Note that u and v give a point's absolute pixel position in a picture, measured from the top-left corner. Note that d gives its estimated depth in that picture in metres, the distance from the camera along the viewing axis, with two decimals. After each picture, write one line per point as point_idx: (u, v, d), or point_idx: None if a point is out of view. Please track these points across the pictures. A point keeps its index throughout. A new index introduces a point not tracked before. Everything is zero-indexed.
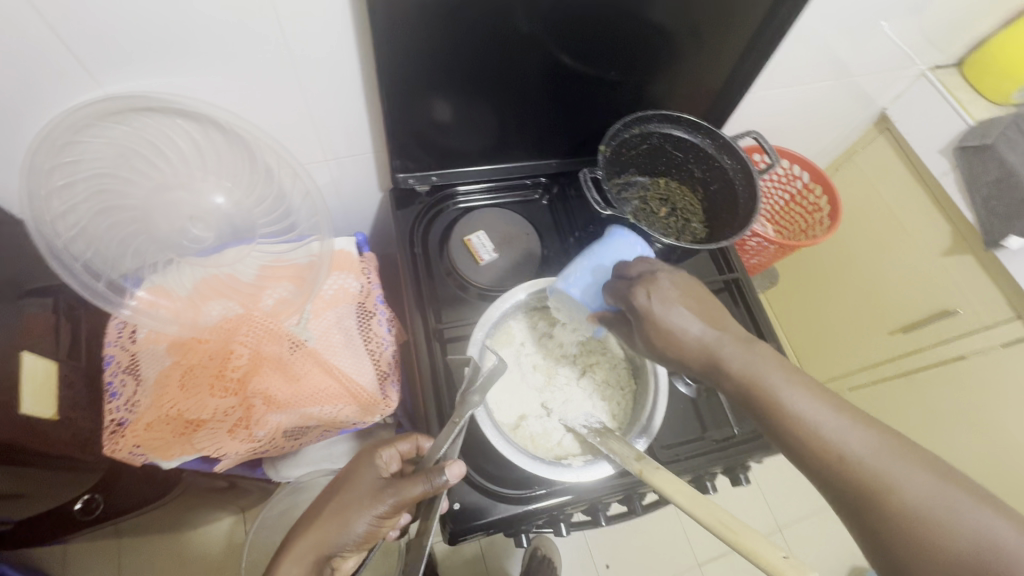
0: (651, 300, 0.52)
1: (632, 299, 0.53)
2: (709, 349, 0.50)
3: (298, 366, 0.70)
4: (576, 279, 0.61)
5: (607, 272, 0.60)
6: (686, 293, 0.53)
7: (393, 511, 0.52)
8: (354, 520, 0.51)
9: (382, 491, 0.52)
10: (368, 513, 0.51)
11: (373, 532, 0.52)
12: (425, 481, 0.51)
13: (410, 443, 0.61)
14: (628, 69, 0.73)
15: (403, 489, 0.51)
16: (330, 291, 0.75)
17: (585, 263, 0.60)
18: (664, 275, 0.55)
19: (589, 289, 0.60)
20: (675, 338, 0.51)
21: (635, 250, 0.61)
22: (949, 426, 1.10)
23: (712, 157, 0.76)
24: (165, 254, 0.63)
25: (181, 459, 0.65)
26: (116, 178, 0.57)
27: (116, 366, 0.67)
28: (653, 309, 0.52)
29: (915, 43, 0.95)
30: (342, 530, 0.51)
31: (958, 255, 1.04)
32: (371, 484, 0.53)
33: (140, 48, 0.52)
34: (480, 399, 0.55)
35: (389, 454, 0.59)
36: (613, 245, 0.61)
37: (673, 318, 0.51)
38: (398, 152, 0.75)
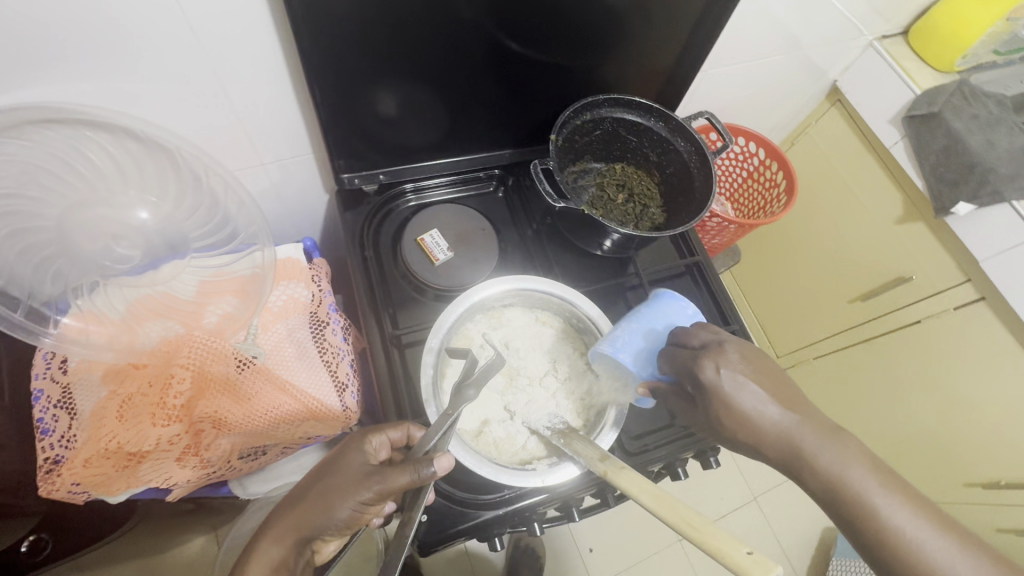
0: (721, 375, 0.48)
1: (699, 372, 0.49)
2: (789, 437, 0.45)
3: (247, 385, 0.66)
4: (624, 343, 0.57)
5: (660, 337, 0.57)
6: (759, 368, 0.49)
7: (378, 498, 0.49)
8: (338, 505, 0.48)
9: (367, 478, 0.49)
10: (353, 499, 0.48)
11: (357, 518, 0.49)
12: (412, 472, 0.48)
13: (401, 431, 0.57)
14: (576, 53, 0.70)
15: (391, 477, 0.48)
16: (278, 302, 0.72)
17: (634, 326, 0.58)
18: (732, 345, 0.50)
19: (640, 354, 0.57)
20: (749, 421, 0.47)
21: (688, 314, 0.59)
22: (909, 390, 1.13)
23: (666, 140, 0.74)
24: (89, 277, 0.58)
25: (128, 492, 0.63)
26: (24, 198, 0.52)
27: (46, 401, 0.62)
28: (722, 386, 0.48)
29: (863, 14, 0.95)
30: (324, 513, 0.48)
31: (911, 223, 1.06)
32: (359, 469, 0.51)
33: (29, 50, 0.47)
34: (475, 393, 0.55)
35: (379, 441, 0.55)
36: (662, 307, 0.59)
37: (744, 396, 0.47)
38: (341, 150, 0.71)
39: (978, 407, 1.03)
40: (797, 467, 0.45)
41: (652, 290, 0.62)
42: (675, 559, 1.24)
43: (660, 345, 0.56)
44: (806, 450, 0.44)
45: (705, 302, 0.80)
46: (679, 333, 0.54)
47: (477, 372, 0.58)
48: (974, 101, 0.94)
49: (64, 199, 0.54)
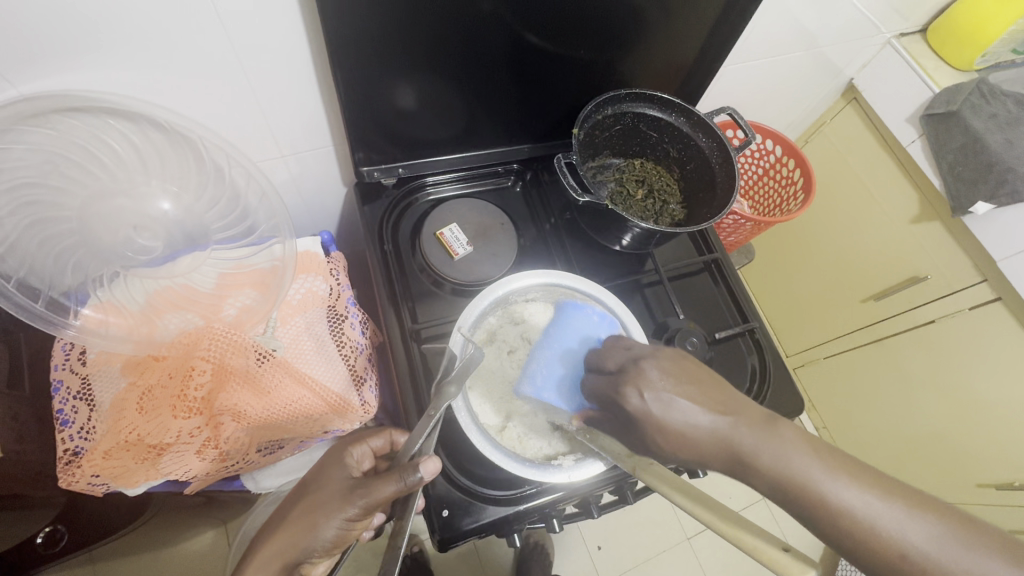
0: (645, 401, 0.44)
1: (624, 403, 0.45)
2: (726, 443, 0.41)
3: (267, 378, 0.66)
4: (545, 377, 0.57)
5: (577, 360, 0.57)
6: (682, 377, 0.44)
7: (364, 513, 0.48)
8: (323, 523, 0.47)
9: (350, 494, 0.48)
10: (338, 516, 0.47)
11: (343, 536, 0.48)
12: (398, 481, 0.48)
13: (383, 439, 0.60)
14: (598, 47, 0.70)
15: (378, 490, 0.48)
16: (297, 296, 0.71)
17: (548, 355, 0.58)
18: (650, 362, 0.46)
19: (562, 385, 0.56)
20: (687, 439, 0.42)
21: (595, 321, 0.60)
22: (922, 389, 1.13)
23: (687, 136, 0.74)
24: (109, 267, 0.58)
25: (147, 484, 0.62)
26: (47, 188, 0.52)
27: (65, 392, 0.62)
28: (651, 412, 0.43)
29: (882, 13, 0.94)
30: (310, 533, 0.47)
31: (927, 222, 1.05)
32: (342, 485, 0.50)
33: (55, 40, 0.47)
34: (457, 390, 0.53)
35: (361, 452, 0.56)
36: (569, 322, 0.60)
37: (675, 414, 0.43)
38: (361, 143, 0.70)
39: (996, 407, 1.02)
40: (741, 471, 0.41)
41: (560, 305, 0.63)
42: (683, 557, 1.24)
43: (578, 370, 0.56)
44: (747, 451, 0.40)
45: (723, 299, 0.79)
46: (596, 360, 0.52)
47: (458, 366, 0.55)
48: (993, 100, 0.92)
49: (87, 190, 0.54)
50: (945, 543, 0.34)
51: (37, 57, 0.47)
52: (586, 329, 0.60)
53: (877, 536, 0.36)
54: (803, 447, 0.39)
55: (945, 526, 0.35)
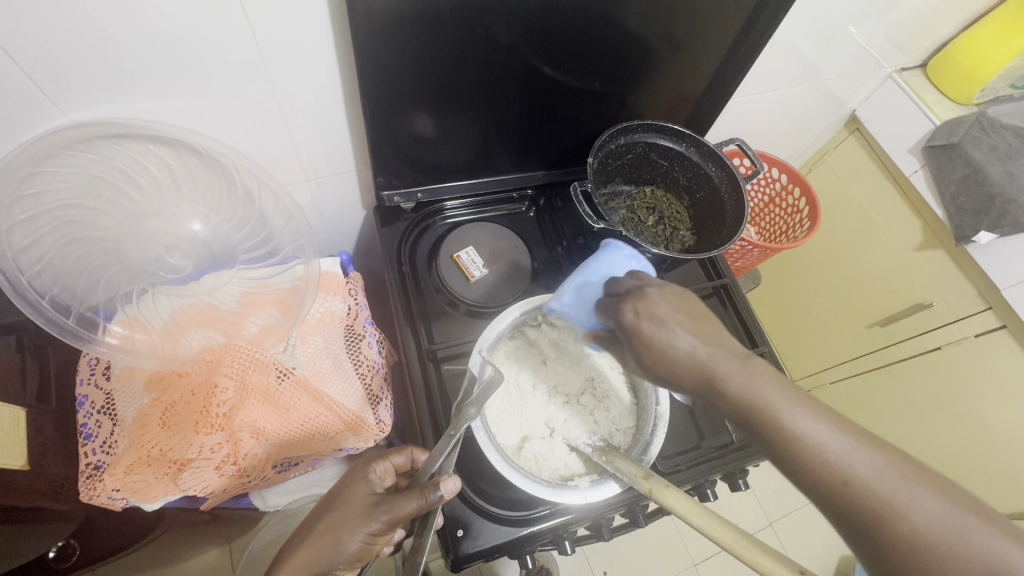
0: (639, 318, 0.48)
1: (620, 317, 0.50)
2: (702, 365, 0.45)
3: (286, 396, 0.67)
4: (567, 298, 0.59)
5: (597, 290, 0.56)
6: (677, 307, 0.49)
7: (387, 528, 0.49)
8: (348, 538, 0.48)
9: (374, 508, 0.49)
10: (362, 530, 0.48)
11: (366, 551, 0.49)
12: (419, 498, 0.49)
13: (404, 457, 0.60)
14: (610, 80, 0.73)
15: (400, 505, 0.49)
16: (317, 314, 0.72)
17: (575, 279, 0.57)
18: (653, 289, 0.50)
19: (580, 307, 0.58)
20: (662, 355, 0.47)
21: (631, 264, 0.57)
22: (930, 416, 1.13)
23: (697, 165, 0.76)
24: (138, 284, 0.61)
25: (165, 498, 0.63)
26: (84, 209, 0.55)
27: (90, 406, 0.63)
28: (643, 328, 0.48)
29: (883, 48, 0.97)
30: (333, 548, 0.48)
31: (931, 250, 1.07)
32: (363, 501, 0.51)
33: (105, 73, 0.50)
34: (476, 412, 0.53)
35: (383, 468, 0.58)
36: (605, 258, 0.57)
37: (665, 335, 0.47)
38: (382, 166, 0.73)
39: (1009, 436, 1.01)
40: (711, 394, 0.45)
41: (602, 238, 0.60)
42: None
43: (595, 299, 0.56)
44: (719, 373, 0.44)
45: (732, 323, 0.81)
46: (608, 284, 0.54)
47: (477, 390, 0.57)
48: (993, 132, 0.96)
49: (122, 210, 0.57)
50: (886, 474, 0.37)
51: (90, 89, 0.50)
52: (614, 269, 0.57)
53: (825, 461, 0.39)
54: (772, 379, 0.43)
55: (889, 461, 0.38)
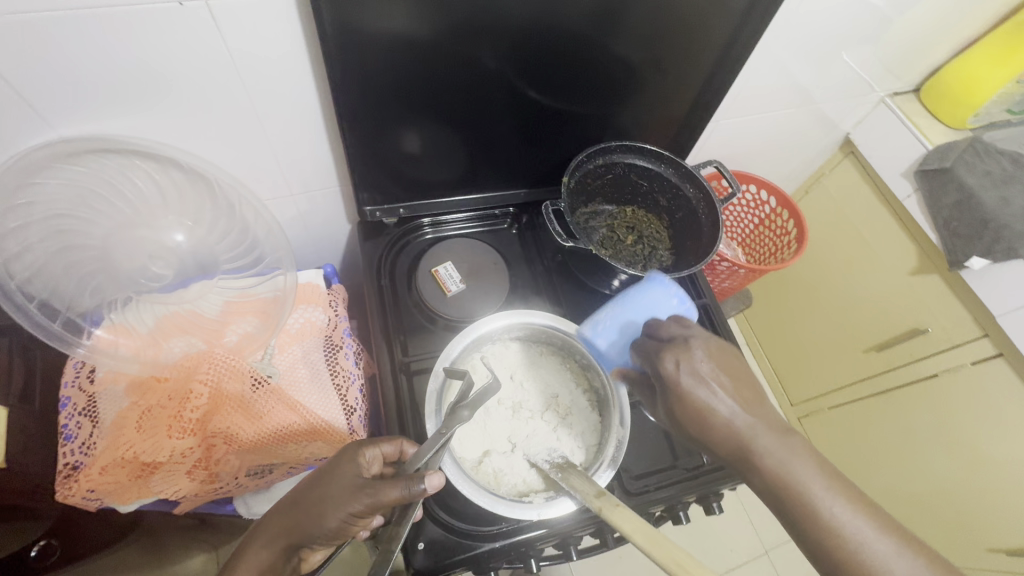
0: (680, 370, 0.49)
1: (660, 365, 0.50)
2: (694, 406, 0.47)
3: (260, 403, 0.69)
4: (603, 330, 0.57)
5: (638, 328, 0.56)
6: (719, 366, 0.49)
7: (368, 511, 0.48)
8: (330, 513, 0.47)
9: (358, 488, 0.48)
10: (345, 508, 0.48)
11: (345, 529, 0.49)
12: (403, 487, 0.49)
13: (394, 446, 0.57)
14: (590, 102, 0.74)
15: (384, 491, 0.49)
16: (295, 325, 0.74)
17: (616, 312, 0.57)
18: (698, 342, 0.51)
19: (616, 342, 0.57)
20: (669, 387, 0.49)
21: (672, 303, 0.57)
22: (926, 445, 1.10)
23: (675, 185, 0.77)
24: (124, 292, 0.64)
25: (138, 501, 0.65)
26: (76, 219, 0.58)
27: (72, 408, 0.65)
28: (682, 381, 0.48)
29: (875, 71, 0.98)
30: (316, 521, 0.47)
31: (925, 274, 1.06)
32: (350, 480, 0.50)
33: (96, 92, 0.53)
34: (468, 415, 0.54)
35: (372, 454, 0.55)
36: (647, 294, 0.57)
37: (701, 394, 0.48)
38: (367, 182, 0.75)
39: (1008, 469, 0.98)
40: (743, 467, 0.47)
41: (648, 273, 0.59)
42: None
43: (635, 338, 0.55)
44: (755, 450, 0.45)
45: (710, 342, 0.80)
46: (651, 324, 0.54)
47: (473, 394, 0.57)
48: (987, 158, 0.94)
49: (113, 221, 0.60)
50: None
51: (84, 106, 0.54)
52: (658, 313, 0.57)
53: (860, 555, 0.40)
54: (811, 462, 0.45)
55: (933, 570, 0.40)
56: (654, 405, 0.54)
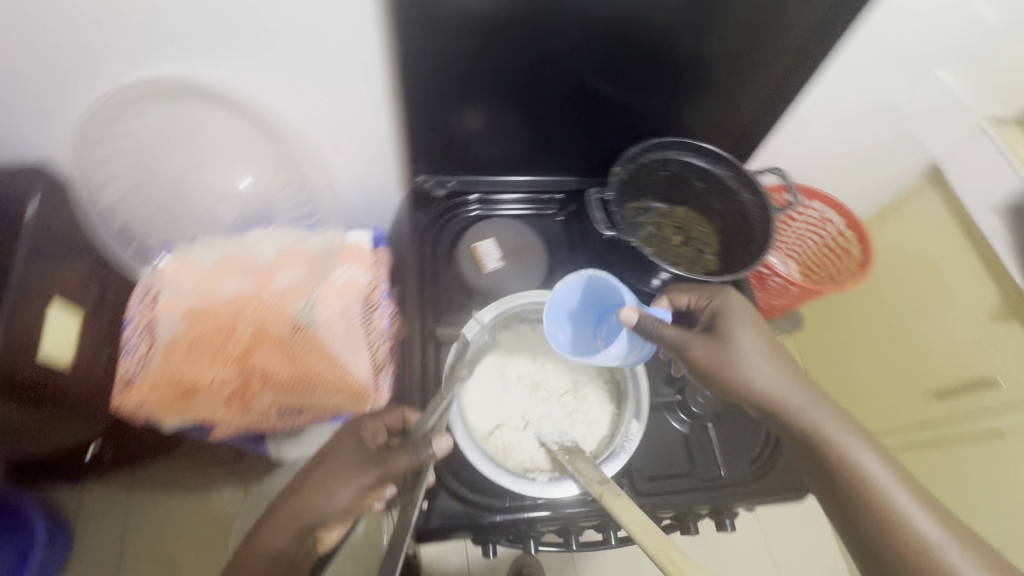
0: (728, 300, 0.62)
1: (717, 295, 0.63)
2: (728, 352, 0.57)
3: (296, 347, 0.73)
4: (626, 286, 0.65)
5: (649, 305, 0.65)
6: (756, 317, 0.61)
7: (376, 483, 0.53)
8: (339, 490, 0.53)
9: (366, 464, 0.53)
10: (353, 485, 0.53)
11: (356, 504, 0.54)
12: (412, 454, 0.52)
13: (397, 417, 0.59)
14: (653, 95, 0.73)
15: (392, 462, 0.52)
16: (339, 280, 0.77)
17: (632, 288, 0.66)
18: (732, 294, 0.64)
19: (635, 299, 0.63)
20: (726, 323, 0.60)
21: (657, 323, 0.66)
22: (977, 511, 0.97)
23: (732, 190, 0.74)
24: (192, 228, 0.72)
25: (179, 421, 0.71)
26: (156, 154, 0.64)
27: (135, 324, 0.70)
28: (731, 307, 0.61)
29: (978, 92, 0.89)
30: (326, 498, 0.53)
31: (1004, 323, 0.91)
32: (356, 456, 0.55)
33: (185, 36, 0.54)
34: (467, 373, 0.55)
35: (374, 426, 0.58)
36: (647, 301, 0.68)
37: (743, 325, 0.60)
38: (424, 149, 0.76)
39: None
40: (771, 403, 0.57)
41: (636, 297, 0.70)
42: None
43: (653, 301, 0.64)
44: None
45: None
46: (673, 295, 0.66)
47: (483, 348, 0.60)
48: None
49: (187, 160, 0.66)
50: None
51: (172, 47, 0.55)
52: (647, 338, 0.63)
53: None
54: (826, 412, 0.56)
55: None
56: (696, 344, 0.58)
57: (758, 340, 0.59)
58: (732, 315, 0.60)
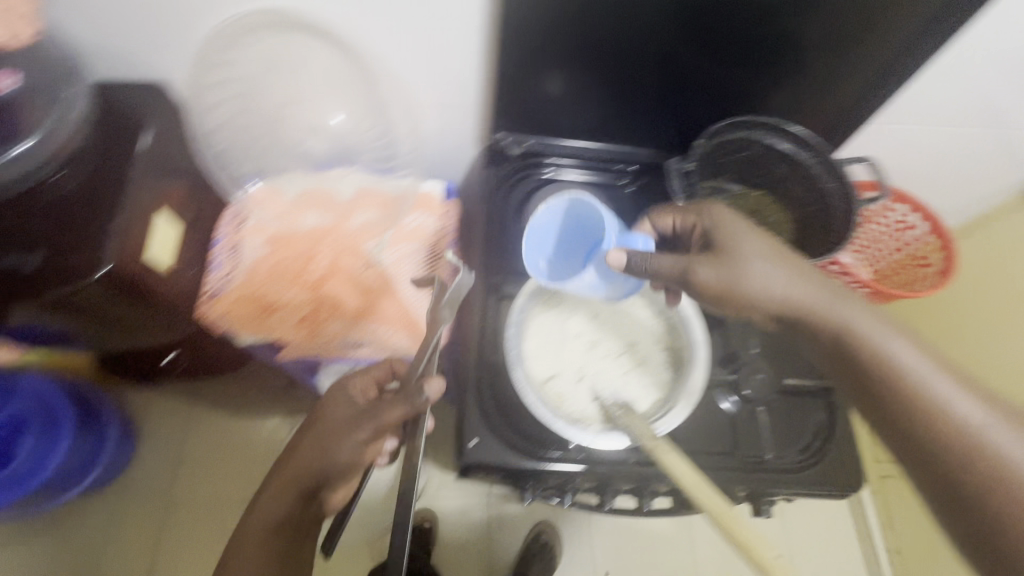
0: (713, 215, 0.59)
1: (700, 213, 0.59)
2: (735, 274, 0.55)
3: (366, 283, 0.77)
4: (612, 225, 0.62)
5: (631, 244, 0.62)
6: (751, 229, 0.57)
7: (375, 434, 0.58)
8: (339, 445, 0.58)
9: (360, 419, 0.58)
10: (352, 437, 0.58)
11: (358, 455, 0.59)
12: (406, 402, 0.56)
13: (383, 369, 0.65)
14: (745, 70, 0.72)
15: (387, 412, 0.57)
16: (409, 225, 0.79)
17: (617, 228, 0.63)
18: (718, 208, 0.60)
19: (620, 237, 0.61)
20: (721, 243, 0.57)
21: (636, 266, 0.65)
22: None
23: (814, 177, 0.73)
24: (283, 158, 0.79)
25: (253, 337, 0.76)
26: (259, 85, 0.70)
27: (223, 243, 0.76)
28: (720, 223, 0.58)
29: None
30: (327, 454, 0.58)
31: None
32: (350, 412, 0.60)
33: None
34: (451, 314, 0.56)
35: (363, 382, 0.63)
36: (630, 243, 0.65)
37: (740, 238, 0.56)
38: (509, 111, 0.77)
39: None
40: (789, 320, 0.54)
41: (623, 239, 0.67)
42: None
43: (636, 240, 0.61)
44: None
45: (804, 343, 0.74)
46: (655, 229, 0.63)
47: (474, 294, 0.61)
48: None
49: (287, 93, 0.72)
50: None
51: None
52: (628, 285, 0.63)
53: None
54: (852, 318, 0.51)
55: None
56: (700, 267, 0.55)
57: (760, 250, 0.55)
58: (727, 229, 0.57)
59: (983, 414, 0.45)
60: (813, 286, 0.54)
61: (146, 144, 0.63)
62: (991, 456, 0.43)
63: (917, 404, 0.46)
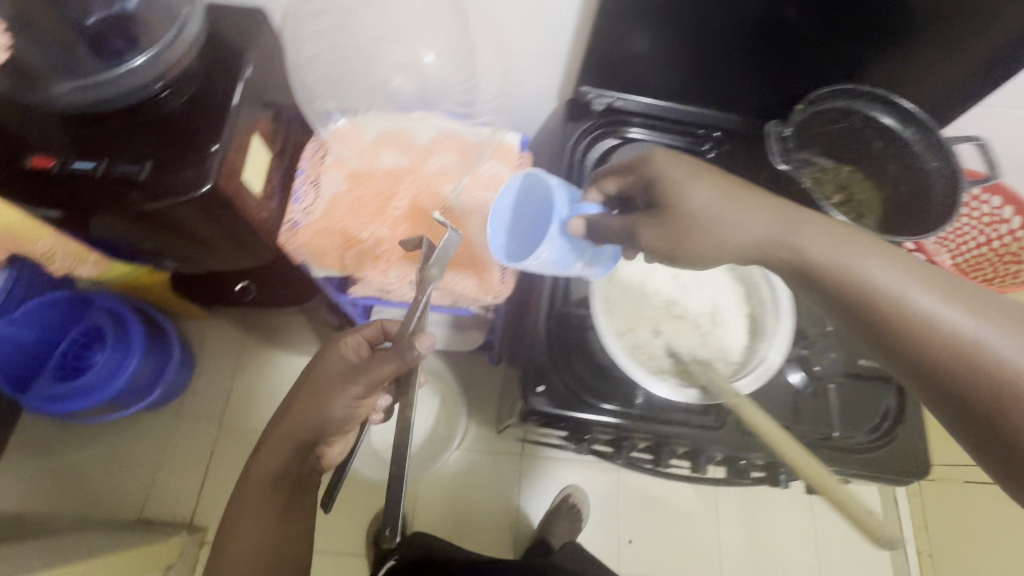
0: (655, 161, 0.52)
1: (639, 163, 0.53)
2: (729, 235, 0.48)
3: (441, 226, 0.78)
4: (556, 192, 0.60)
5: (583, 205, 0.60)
6: (702, 171, 0.50)
7: (366, 391, 0.55)
8: (333, 403, 0.55)
9: (352, 375, 0.56)
10: (344, 395, 0.55)
11: (352, 412, 0.56)
12: (397, 360, 0.53)
13: (374, 329, 0.62)
14: (853, 34, 0.69)
15: (377, 370, 0.54)
16: (486, 172, 0.79)
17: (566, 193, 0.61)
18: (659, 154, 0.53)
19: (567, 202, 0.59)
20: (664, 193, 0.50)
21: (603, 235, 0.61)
22: None
23: (915, 155, 0.69)
24: None
25: (328, 269, 0.78)
26: None
27: (305, 176, 0.78)
28: (661, 173, 0.51)
29: None
30: (320, 413, 0.55)
31: None
32: (338, 368, 0.57)
33: None
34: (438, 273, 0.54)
35: (354, 339, 0.60)
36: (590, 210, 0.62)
37: (684, 185, 0.49)
38: (594, 64, 0.74)
39: None
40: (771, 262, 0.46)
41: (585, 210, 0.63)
42: None
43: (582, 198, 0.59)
44: None
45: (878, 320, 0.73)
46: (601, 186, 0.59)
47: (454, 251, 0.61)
48: None
49: None
50: None
51: None
52: (601, 256, 0.60)
53: None
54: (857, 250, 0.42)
55: None
56: (643, 228, 0.50)
57: (712, 194, 0.48)
58: (668, 176, 0.50)
59: (977, 319, 0.36)
60: (770, 222, 0.46)
61: (245, 76, 0.65)
62: (998, 370, 0.34)
63: (901, 336, 0.38)
